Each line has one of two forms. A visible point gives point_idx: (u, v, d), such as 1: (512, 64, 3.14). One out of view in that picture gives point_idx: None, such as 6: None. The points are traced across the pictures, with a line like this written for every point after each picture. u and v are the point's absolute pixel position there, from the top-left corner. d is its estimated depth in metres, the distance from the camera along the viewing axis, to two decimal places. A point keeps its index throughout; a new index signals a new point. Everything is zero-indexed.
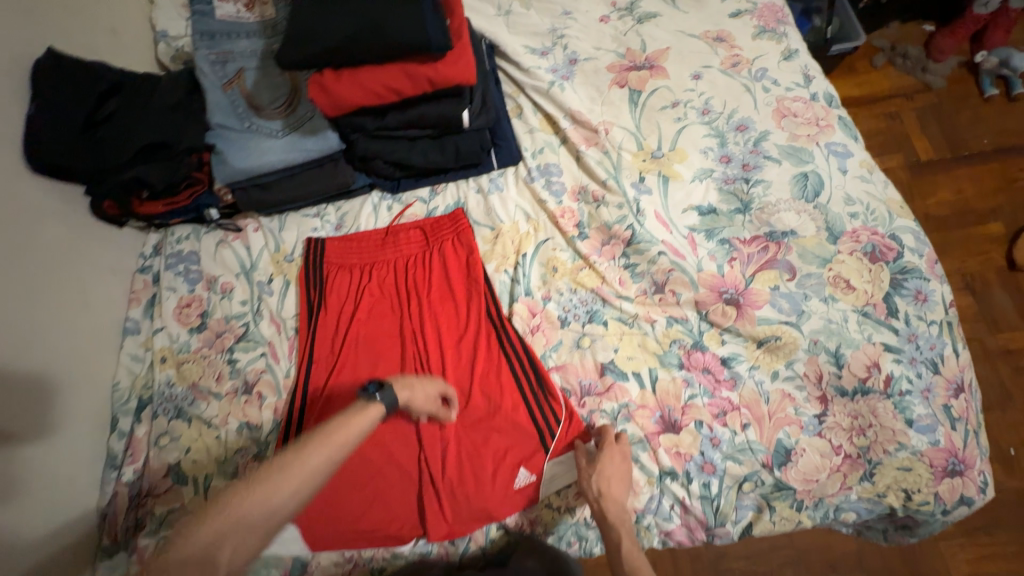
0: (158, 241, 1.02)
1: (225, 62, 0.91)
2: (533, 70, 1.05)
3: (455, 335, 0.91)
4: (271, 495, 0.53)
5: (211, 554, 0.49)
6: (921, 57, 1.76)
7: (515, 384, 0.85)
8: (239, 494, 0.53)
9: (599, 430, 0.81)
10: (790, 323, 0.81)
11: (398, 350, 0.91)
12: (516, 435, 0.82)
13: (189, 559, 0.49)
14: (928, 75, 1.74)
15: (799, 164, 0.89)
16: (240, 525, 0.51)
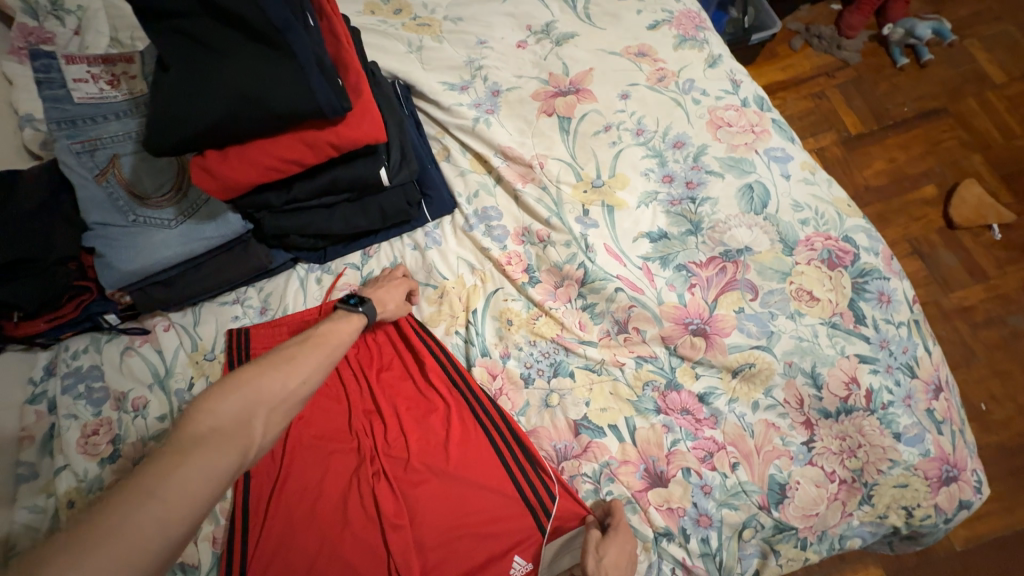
0: (50, 361, 0.88)
1: (93, 150, 0.77)
2: (454, 108, 0.98)
3: (418, 414, 0.81)
4: (292, 377, 0.64)
5: (247, 421, 0.57)
6: (835, 35, 1.80)
7: (492, 459, 0.76)
8: (260, 375, 0.61)
9: (609, 509, 0.72)
10: (762, 347, 0.76)
11: (351, 444, 0.81)
12: (502, 520, 0.73)
13: (220, 423, 0.55)
14: (843, 52, 1.79)
15: (742, 175, 0.85)
16: (267, 403, 0.60)
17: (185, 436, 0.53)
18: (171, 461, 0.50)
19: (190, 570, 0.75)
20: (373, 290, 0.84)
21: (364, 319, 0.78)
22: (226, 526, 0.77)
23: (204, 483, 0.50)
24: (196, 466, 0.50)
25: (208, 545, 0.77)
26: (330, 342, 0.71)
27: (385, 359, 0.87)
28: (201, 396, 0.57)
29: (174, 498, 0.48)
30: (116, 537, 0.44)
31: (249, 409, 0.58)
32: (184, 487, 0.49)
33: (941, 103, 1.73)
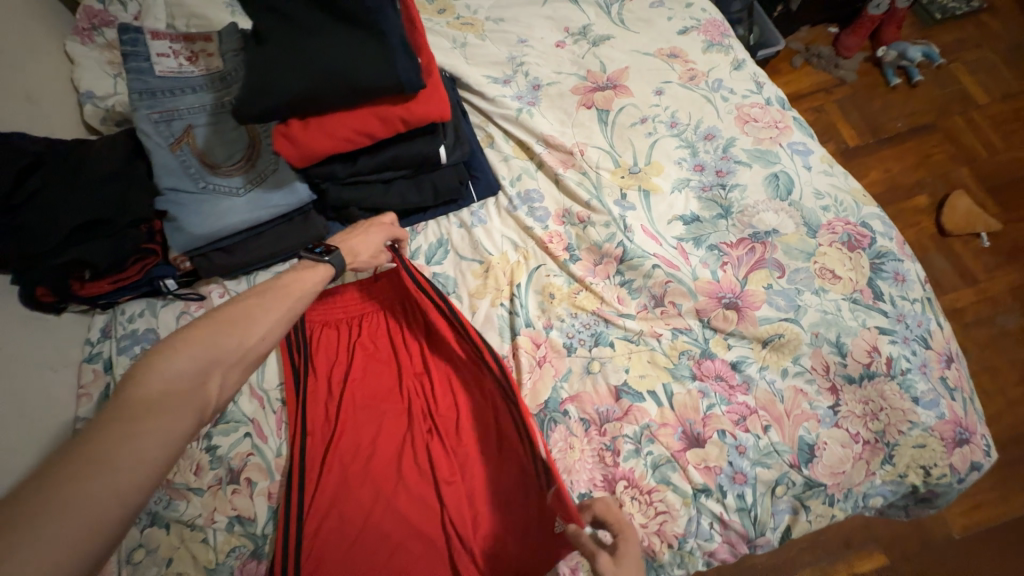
0: (106, 323, 0.91)
1: (170, 120, 0.82)
2: (498, 98, 1.05)
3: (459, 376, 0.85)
4: (247, 335, 0.64)
5: (201, 381, 0.58)
6: (832, 55, 1.93)
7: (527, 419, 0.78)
8: (216, 335, 0.61)
9: (605, 511, 0.66)
10: (790, 319, 0.83)
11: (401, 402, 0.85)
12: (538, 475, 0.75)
13: (175, 382, 0.55)
14: (840, 71, 1.92)
15: (768, 165, 0.92)
16: (224, 361, 0.61)
17: (134, 400, 0.52)
18: (121, 425, 0.50)
19: (246, 523, 0.77)
20: (347, 240, 0.83)
21: (330, 268, 0.78)
22: (282, 481, 0.80)
23: (166, 443, 0.51)
24: (152, 430, 0.51)
25: (264, 500, 0.79)
26: (290, 296, 0.71)
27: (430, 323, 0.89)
28: (147, 357, 0.55)
29: (135, 460, 0.48)
30: (74, 505, 0.44)
31: (204, 369, 0.59)
32: (144, 449, 0.49)
33: (933, 119, 1.85)
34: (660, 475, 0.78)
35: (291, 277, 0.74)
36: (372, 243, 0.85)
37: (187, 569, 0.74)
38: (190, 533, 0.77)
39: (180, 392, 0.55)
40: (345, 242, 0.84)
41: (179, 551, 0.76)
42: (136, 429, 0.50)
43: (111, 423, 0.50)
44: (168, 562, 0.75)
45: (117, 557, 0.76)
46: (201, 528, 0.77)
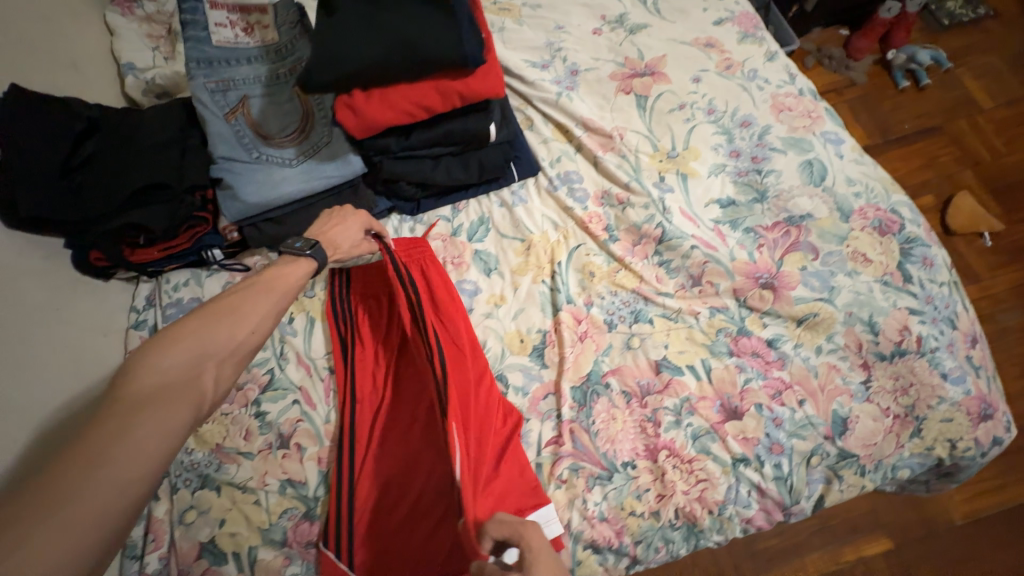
0: (151, 292, 0.91)
1: (225, 90, 0.83)
2: (538, 82, 1.07)
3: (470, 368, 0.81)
4: (238, 325, 0.61)
5: (196, 373, 0.55)
6: (843, 57, 1.97)
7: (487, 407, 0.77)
8: (206, 327, 0.58)
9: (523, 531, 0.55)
10: (824, 299, 0.86)
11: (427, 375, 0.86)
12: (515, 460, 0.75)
13: (170, 375, 0.53)
14: (851, 72, 1.96)
15: (803, 153, 0.96)
16: (218, 352, 0.58)
17: (127, 395, 0.50)
18: (116, 422, 0.48)
19: (297, 486, 0.79)
20: (325, 232, 0.79)
21: (312, 262, 0.73)
22: (332, 446, 0.81)
23: (163, 439, 0.49)
24: (147, 425, 0.48)
25: (314, 465, 0.80)
26: (276, 287, 0.68)
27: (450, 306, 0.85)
28: (140, 352, 0.54)
29: (126, 460, 0.46)
30: (66, 506, 0.43)
31: (197, 361, 0.56)
32: (141, 446, 0.47)
33: (938, 121, 1.91)
34: (700, 445, 0.80)
35: (275, 270, 0.70)
36: (351, 234, 0.81)
37: (240, 530, 0.76)
38: (242, 495, 0.78)
39: (171, 389, 0.52)
40: (324, 233, 0.79)
41: (231, 513, 0.77)
42: (128, 426, 0.48)
43: (106, 420, 0.48)
44: (220, 523, 0.76)
45: (170, 518, 0.77)
46: (253, 491, 0.78)
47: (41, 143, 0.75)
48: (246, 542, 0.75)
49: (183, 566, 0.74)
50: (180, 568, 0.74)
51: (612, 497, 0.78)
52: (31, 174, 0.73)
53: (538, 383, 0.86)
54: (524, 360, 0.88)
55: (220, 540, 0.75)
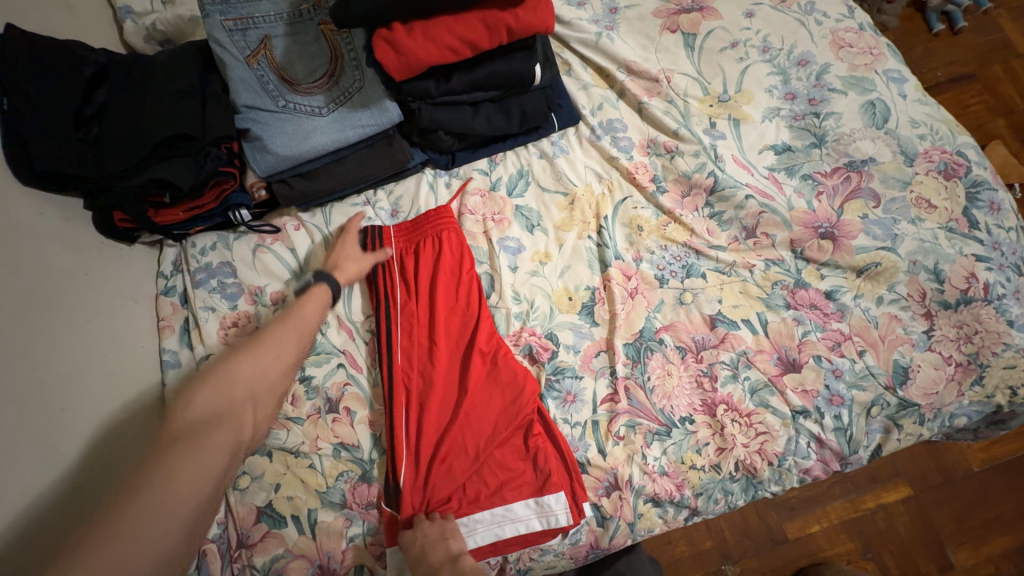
0: (178, 257, 0.86)
1: (245, 29, 0.76)
2: (576, 21, 0.98)
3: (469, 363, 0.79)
4: (264, 361, 0.64)
5: (227, 408, 0.58)
6: None
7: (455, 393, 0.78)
8: (233, 366, 0.61)
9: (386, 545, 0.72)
10: (887, 248, 0.82)
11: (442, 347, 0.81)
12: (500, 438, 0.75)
13: (204, 413, 0.56)
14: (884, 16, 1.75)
15: (865, 93, 0.90)
16: (247, 388, 0.61)
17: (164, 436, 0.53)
18: (153, 460, 0.50)
19: (351, 450, 0.77)
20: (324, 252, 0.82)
21: (329, 291, 0.76)
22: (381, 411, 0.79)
23: (205, 468, 0.51)
24: (179, 460, 0.50)
25: (365, 429, 0.78)
26: (295, 320, 0.70)
27: (455, 299, 0.83)
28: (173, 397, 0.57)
29: (163, 499, 0.47)
30: (110, 542, 0.44)
31: (227, 397, 0.59)
32: (178, 480, 0.49)
33: (972, 69, 1.74)
34: (759, 399, 0.79)
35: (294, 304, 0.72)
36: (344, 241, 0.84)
37: (298, 494, 0.75)
38: (295, 460, 0.76)
39: (204, 425, 0.55)
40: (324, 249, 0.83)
41: (286, 478, 0.75)
42: (160, 465, 0.50)
43: (146, 459, 0.50)
44: (276, 488, 0.75)
45: None
46: (306, 455, 0.77)
47: (50, 93, 0.69)
48: (305, 505, 0.74)
49: (244, 531, 0.73)
50: (240, 532, 0.73)
51: (671, 451, 0.77)
52: (45, 126, 0.68)
53: (589, 341, 0.84)
54: (574, 318, 0.85)
55: (277, 504, 0.74)
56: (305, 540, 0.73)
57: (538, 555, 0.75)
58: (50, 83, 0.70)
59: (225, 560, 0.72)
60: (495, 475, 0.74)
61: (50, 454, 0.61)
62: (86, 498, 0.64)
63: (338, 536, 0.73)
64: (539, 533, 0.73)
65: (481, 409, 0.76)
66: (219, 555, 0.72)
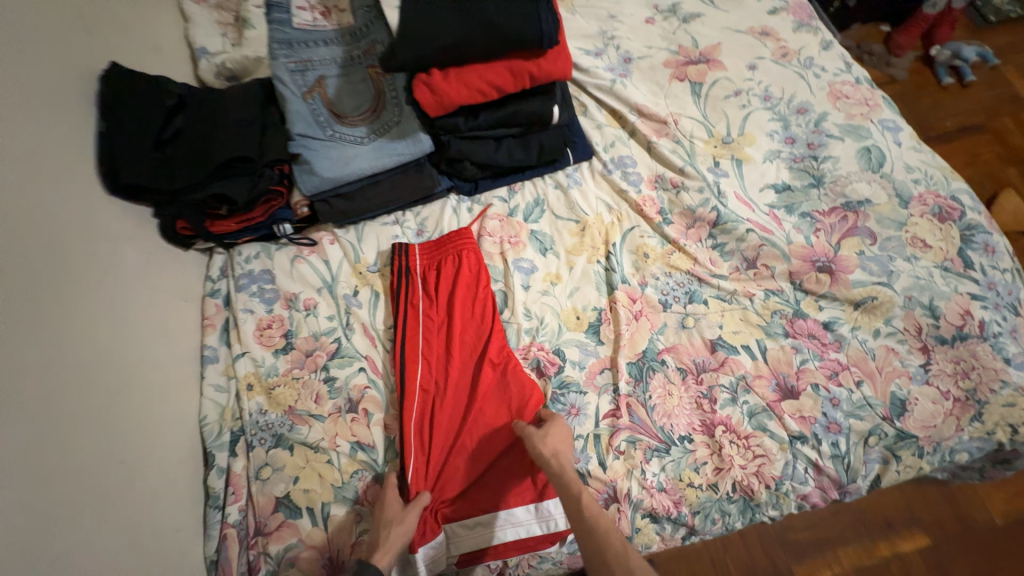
0: (225, 263, 0.95)
1: (304, 70, 0.88)
2: (593, 69, 1.09)
3: (481, 372, 0.85)
4: None
5: None
6: (884, 53, 1.83)
7: (466, 400, 0.84)
8: None
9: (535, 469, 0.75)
10: (883, 283, 0.86)
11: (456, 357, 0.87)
12: (507, 444, 0.80)
13: None
14: (892, 69, 1.83)
15: (860, 139, 0.96)
16: None
17: None
18: None
19: (366, 449, 0.83)
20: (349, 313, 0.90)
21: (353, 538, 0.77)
22: (396, 414, 0.85)
23: None
24: None
25: (381, 430, 0.84)
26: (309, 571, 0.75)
27: (471, 311, 0.91)
28: None
29: None
30: None
31: None
32: None
33: (979, 120, 1.79)
34: (757, 422, 0.82)
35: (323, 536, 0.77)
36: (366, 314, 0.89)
37: (315, 487, 0.80)
38: (315, 455, 0.82)
39: None
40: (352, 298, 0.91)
41: (305, 471, 0.81)
42: None
43: None
44: (294, 480, 0.80)
45: (247, 474, 0.81)
46: (325, 451, 0.82)
47: (139, 119, 0.82)
48: (320, 498, 0.79)
49: (262, 519, 0.78)
50: (259, 520, 0.78)
51: (670, 468, 0.80)
52: (131, 144, 0.80)
53: (594, 358, 0.89)
54: (581, 336, 0.90)
55: (294, 495, 0.79)
56: (318, 531, 0.77)
57: (537, 562, 0.78)
58: (139, 110, 0.82)
59: (243, 546, 0.77)
60: (500, 479, 0.79)
61: (101, 430, 0.69)
62: (126, 473, 0.70)
63: (348, 530, 0.77)
64: (536, 540, 0.77)
65: (490, 415, 0.82)
66: (238, 540, 0.77)
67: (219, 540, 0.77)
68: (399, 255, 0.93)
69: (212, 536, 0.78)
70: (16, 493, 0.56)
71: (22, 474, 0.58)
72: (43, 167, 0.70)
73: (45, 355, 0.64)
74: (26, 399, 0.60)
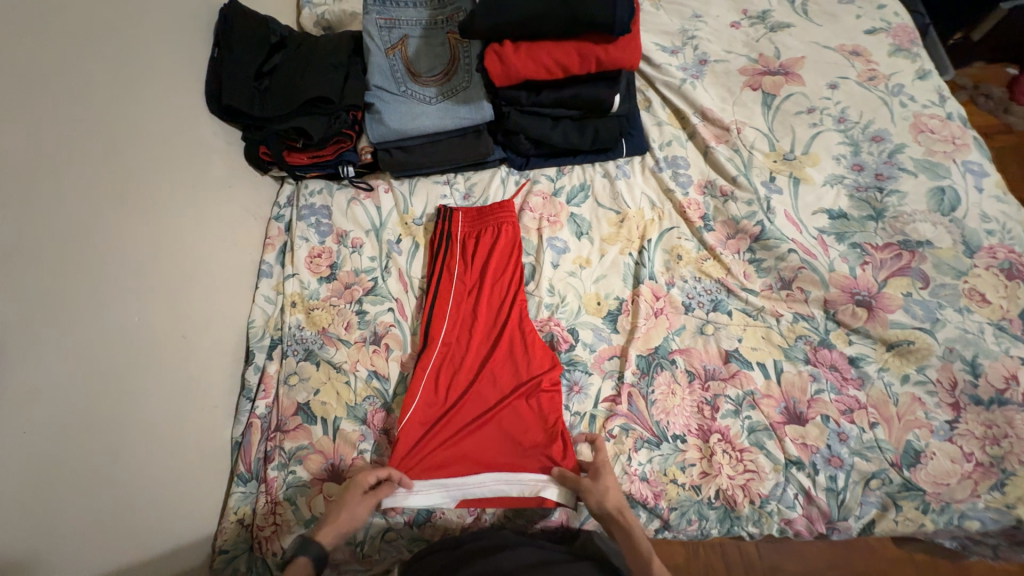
0: (292, 193, 1.07)
1: (391, 28, 0.95)
2: (665, 66, 1.09)
3: (496, 342, 0.92)
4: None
5: None
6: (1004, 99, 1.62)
7: (479, 358, 0.91)
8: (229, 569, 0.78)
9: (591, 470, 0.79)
10: (924, 329, 0.82)
11: (478, 320, 0.93)
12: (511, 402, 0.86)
13: None
14: (1011, 117, 1.60)
15: (935, 179, 0.90)
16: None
17: None
18: None
19: (380, 379, 0.91)
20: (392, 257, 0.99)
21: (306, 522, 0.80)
22: (414, 354, 0.93)
23: None
24: None
25: (397, 366, 0.92)
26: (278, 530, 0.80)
27: (501, 276, 0.96)
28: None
29: None
30: None
31: None
32: None
33: None
34: (755, 439, 0.82)
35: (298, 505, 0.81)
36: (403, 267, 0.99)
37: (331, 401, 0.89)
38: (336, 374, 0.91)
39: None
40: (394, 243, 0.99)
41: (325, 386, 0.90)
42: None
43: None
44: (315, 391, 0.90)
45: (279, 377, 0.92)
46: (345, 372, 0.91)
47: (244, 51, 0.92)
48: (334, 412, 0.88)
49: (282, 417, 0.88)
50: (280, 417, 0.88)
51: (656, 461, 0.82)
52: (236, 71, 0.90)
53: (606, 344, 0.92)
54: (597, 321, 0.93)
55: (313, 404, 0.89)
56: (326, 439, 0.86)
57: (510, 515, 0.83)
58: (246, 43, 0.93)
59: (263, 437, 0.88)
60: (489, 443, 0.84)
61: (168, 309, 0.81)
62: (184, 349, 0.83)
63: (351, 445, 0.85)
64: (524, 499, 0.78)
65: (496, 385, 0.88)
66: (259, 431, 0.88)
67: (245, 427, 0.89)
68: (443, 216, 1.00)
69: (239, 422, 0.89)
70: (95, 338, 0.69)
71: (103, 325, 0.71)
72: (161, 80, 0.83)
73: (133, 235, 0.76)
74: (115, 267, 0.73)
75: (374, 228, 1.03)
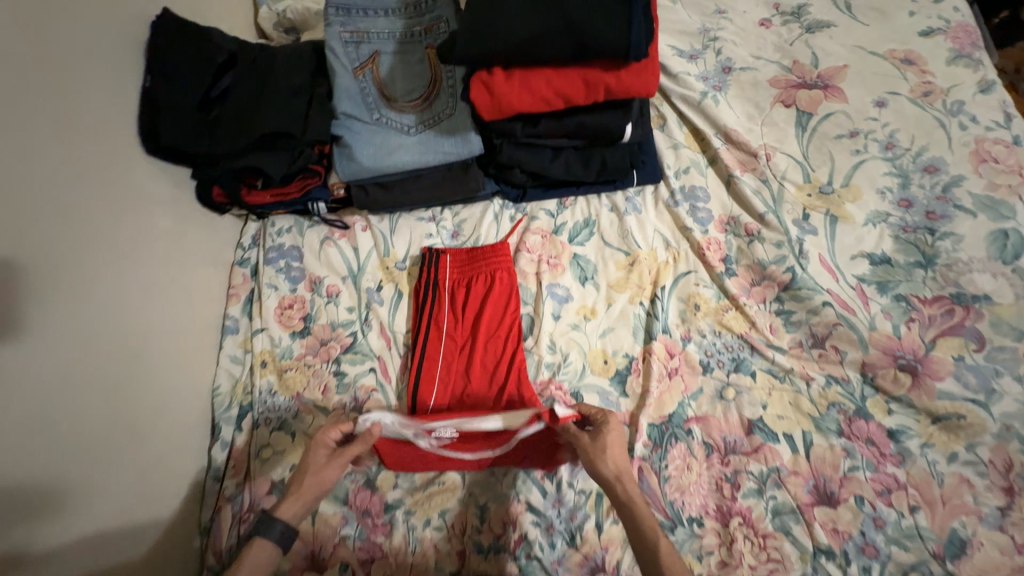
0: (257, 232, 0.95)
1: (359, 42, 0.80)
2: (682, 76, 0.94)
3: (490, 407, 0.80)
4: None
5: None
6: None
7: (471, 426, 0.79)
8: None
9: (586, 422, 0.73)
10: (977, 401, 0.72)
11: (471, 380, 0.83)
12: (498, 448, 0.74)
13: None
14: None
15: (998, 219, 0.77)
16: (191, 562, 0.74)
17: None
18: None
19: (364, 452, 0.81)
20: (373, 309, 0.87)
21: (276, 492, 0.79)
22: None
23: None
24: None
25: None
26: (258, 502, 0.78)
27: (495, 331, 0.85)
28: None
29: None
30: None
31: None
32: None
33: None
34: (780, 523, 0.73)
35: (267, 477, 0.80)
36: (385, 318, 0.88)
37: None
38: None
39: None
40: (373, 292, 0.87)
41: None
42: None
43: None
44: (291, 468, 0.80)
45: (250, 451, 0.82)
46: None
47: (186, 75, 0.77)
48: None
49: (256, 496, 0.78)
50: (253, 497, 0.78)
51: None
52: (177, 102, 0.76)
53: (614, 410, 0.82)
54: (604, 383, 0.83)
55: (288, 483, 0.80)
56: (305, 524, 0.77)
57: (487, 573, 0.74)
58: (188, 64, 0.78)
59: (234, 522, 0.78)
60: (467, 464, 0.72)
61: (112, 394, 0.70)
62: (133, 437, 0.72)
63: (332, 531, 0.77)
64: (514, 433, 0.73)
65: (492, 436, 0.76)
66: (230, 516, 0.78)
67: (214, 510, 0.79)
68: (428, 260, 0.88)
69: (208, 504, 0.80)
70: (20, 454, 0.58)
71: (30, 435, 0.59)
72: (84, 117, 0.68)
73: (60, 317, 0.63)
74: (41, 361, 0.61)
75: (353, 274, 0.91)
